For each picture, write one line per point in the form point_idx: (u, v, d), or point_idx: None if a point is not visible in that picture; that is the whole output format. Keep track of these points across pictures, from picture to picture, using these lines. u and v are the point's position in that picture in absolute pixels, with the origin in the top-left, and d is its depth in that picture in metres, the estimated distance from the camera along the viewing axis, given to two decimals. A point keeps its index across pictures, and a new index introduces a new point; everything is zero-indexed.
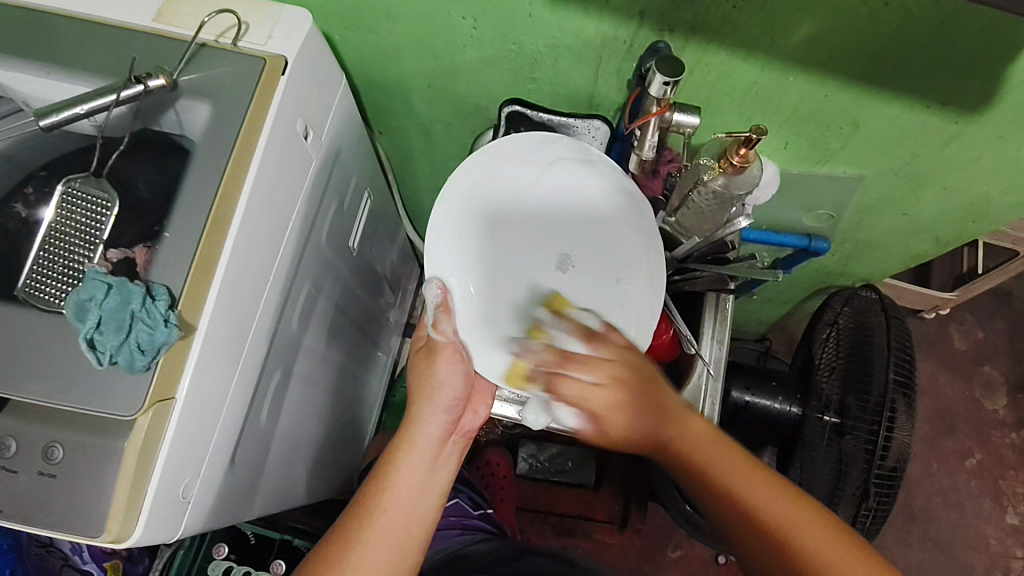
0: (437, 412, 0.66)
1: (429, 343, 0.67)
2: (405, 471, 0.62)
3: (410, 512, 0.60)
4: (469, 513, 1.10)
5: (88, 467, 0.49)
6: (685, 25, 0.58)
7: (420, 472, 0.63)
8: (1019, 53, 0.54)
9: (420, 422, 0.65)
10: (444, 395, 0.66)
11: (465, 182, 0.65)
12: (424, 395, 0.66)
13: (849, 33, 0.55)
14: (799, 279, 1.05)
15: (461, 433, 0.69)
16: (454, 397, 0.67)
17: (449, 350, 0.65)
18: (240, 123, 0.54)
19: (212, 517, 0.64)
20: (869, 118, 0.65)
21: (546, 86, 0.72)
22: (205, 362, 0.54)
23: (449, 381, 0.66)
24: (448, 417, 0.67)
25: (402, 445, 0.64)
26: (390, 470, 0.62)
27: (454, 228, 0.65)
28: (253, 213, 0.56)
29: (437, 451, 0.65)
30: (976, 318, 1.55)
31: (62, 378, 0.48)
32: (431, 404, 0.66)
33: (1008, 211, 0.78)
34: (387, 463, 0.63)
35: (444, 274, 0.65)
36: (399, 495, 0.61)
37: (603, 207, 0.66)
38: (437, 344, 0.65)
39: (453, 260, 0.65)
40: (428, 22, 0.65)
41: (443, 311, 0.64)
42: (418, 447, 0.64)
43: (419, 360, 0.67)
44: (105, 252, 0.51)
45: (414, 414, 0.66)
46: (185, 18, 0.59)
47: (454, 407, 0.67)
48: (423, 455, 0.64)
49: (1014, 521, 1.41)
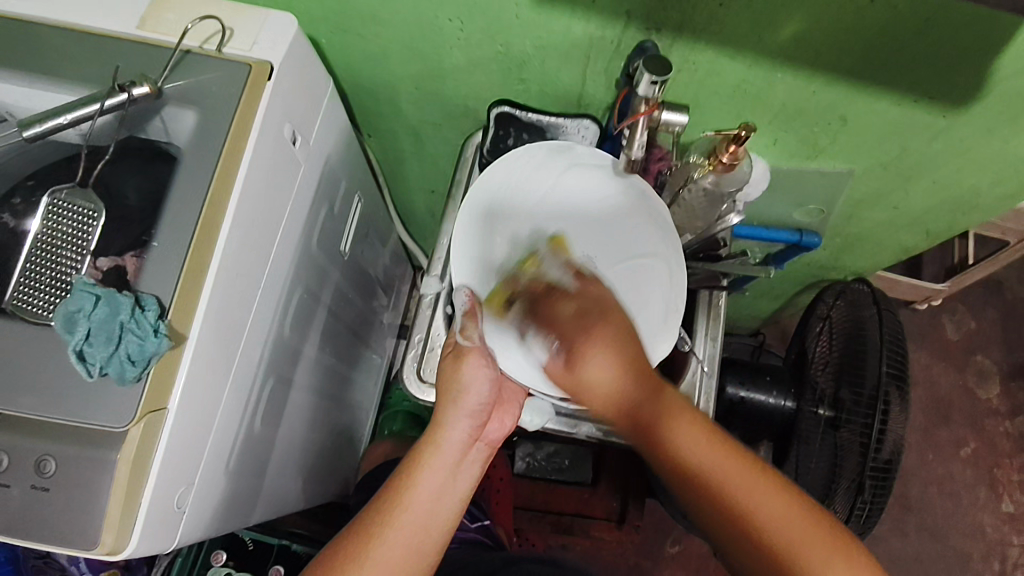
0: (462, 417, 0.65)
1: (455, 347, 0.67)
2: (428, 473, 0.62)
3: (429, 516, 0.60)
4: (467, 526, 1.05)
5: (81, 479, 0.48)
6: (672, 24, 0.58)
7: (442, 475, 0.62)
8: (1005, 47, 0.54)
9: (445, 426, 0.64)
10: (471, 399, 0.65)
11: (484, 193, 0.67)
12: (449, 401, 0.65)
13: (834, 30, 0.56)
14: (791, 273, 1.05)
15: (486, 441, 0.67)
16: (479, 402, 0.65)
17: (475, 355, 0.65)
18: (226, 130, 0.54)
19: (208, 527, 0.64)
20: (857, 113, 0.66)
21: (535, 87, 0.71)
22: (196, 370, 0.53)
23: (474, 385, 0.65)
24: (473, 422, 0.65)
25: (427, 447, 0.63)
26: (415, 469, 0.62)
27: (478, 237, 0.66)
28: (242, 219, 0.56)
29: (461, 456, 0.64)
30: (968, 308, 1.55)
31: (53, 390, 0.48)
32: (455, 408, 0.65)
33: (996, 202, 0.79)
34: (413, 462, 0.62)
35: (471, 281, 0.66)
36: (421, 497, 0.60)
37: (619, 216, 0.68)
38: (464, 349, 0.65)
39: (480, 269, 0.66)
40: (414, 25, 0.65)
41: (470, 318, 0.65)
42: (443, 449, 0.63)
43: (445, 365, 0.67)
44: (93, 261, 0.51)
45: (440, 417, 0.65)
46: (169, 25, 0.58)
47: (481, 413, 0.66)
48: (447, 460, 0.63)
49: (1009, 509, 1.42)
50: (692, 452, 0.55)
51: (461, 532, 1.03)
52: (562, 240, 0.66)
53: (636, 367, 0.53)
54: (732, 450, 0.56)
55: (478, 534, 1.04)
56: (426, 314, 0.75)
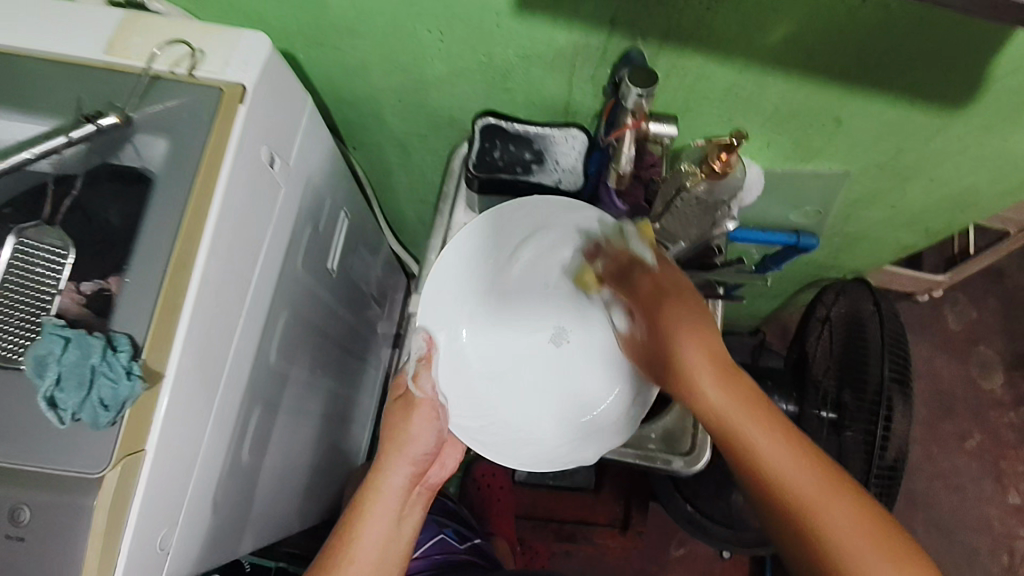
0: (404, 464, 0.65)
1: (406, 395, 0.68)
2: (374, 521, 0.62)
3: (379, 563, 0.61)
4: (456, 549, 1.03)
5: (57, 530, 0.46)
6: (659, 30, 0.56)
7: (388, 523, 0.63)
8: (1004, 46, 0.52)
9: (386, 471, 0.64)
10: (416, 448, 0.66)
11: (475, 235, 0.68)
12: (393, 446, 0.65)
13: (824, 33, 0.54)
14: (790, 273, 1.04)
15: (427, 486, 0.68)
16: (423, 451, 0.66)
17: (426, 407, 0.67)
18: (199, 157, 0.52)
19: (197, 564, 0.62)
20: (853, 115, 0.64)
21: (521, 96, 0.69)
22: (175, 410, 0.52)
23: (420, 438, 0.66)
24: (415, 469, 0.66)
25: (368, 494, 0.63)
26: (359, 517, 0.62)
27: (456, 281, 0.69)
28: (220, 249, 0.54)
29: (404, 500, 0.64)
30: (969, 298, 1.54)
31: (27, 435, 0.46)
32: (399, 456, 0.65)
33: (998, 199, 0.77)
34: (355, 508, 0.63)
35: (433, 326, 0.69)
36: (366, 545, 0.61)
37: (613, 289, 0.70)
38: (415, 398, 0.67)
39: (443, 315, 0.69)
40: (394, 38, 0.63)
41: (426, 365, 0.68)
42: (385, 495, 0.63)
43: (393, 413, 0.67)
44: (76, 286, 0.49)
45: (383, 462, 0.65)
46: (136, 49, 0.55)
47: (423, 461, 0.66)
48: (390, 505, 0.63)
49: (1016, 500, 1.41)
50: (716, 401, 0.56)
51: (451, 555, 1.01)
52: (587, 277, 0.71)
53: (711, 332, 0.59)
54: (771, 417, 0.54)
55: (466, 555, 1.03)
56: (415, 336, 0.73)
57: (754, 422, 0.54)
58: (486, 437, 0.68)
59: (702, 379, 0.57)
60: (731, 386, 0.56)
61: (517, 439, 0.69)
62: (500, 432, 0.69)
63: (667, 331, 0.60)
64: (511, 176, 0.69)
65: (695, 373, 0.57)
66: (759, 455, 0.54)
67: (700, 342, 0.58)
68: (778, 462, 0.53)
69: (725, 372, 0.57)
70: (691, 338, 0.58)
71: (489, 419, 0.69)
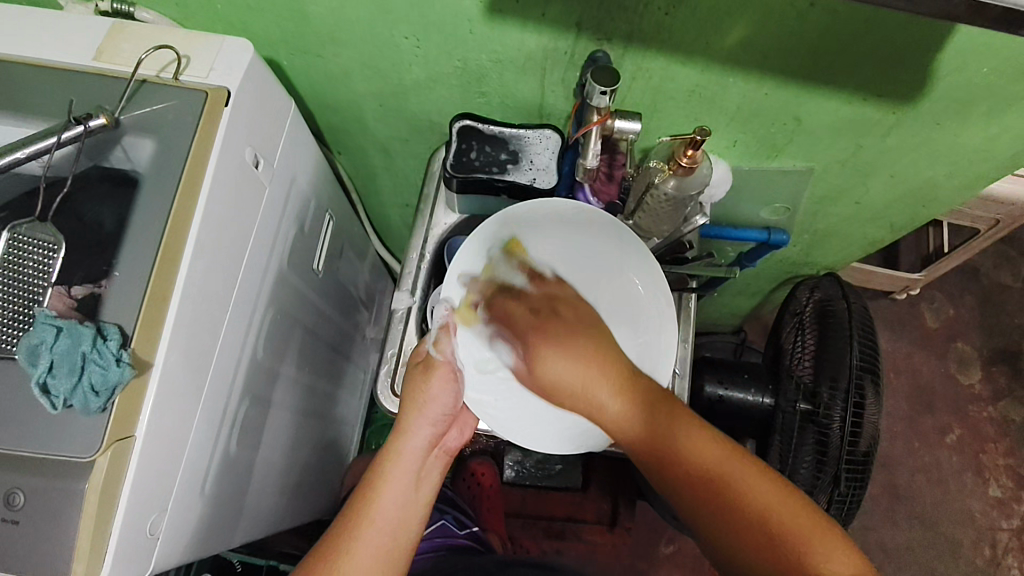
0: (424, 425, 0.67)
1: (426, 359, 0.70)
2: (393, 480, 0.63)
3: (400, 520, 0.62)
4: (455, 533, 1.08)
5: (49, 511, 0.48)
6: (622, 33, 0.59)
7: (407, 482, 0.64)
8: (945, 43, 0.56)
9: (406, 432, 0.66)
10: (436, 409, 0.67)
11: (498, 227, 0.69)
12: (413, 408, 0.67)
13: (776, 35, 0.57)
14: (764, 270, 1.07)
15: (444, 449, 0.69)
16: (442, 412, 0.68)
17: (445, 370, 0.69)
18: (184, 157, 0.54)
19: (186, 552, 0.64)
20: (811, 113, 0.67)
21: (496, 99, 0.72)
22: (164, 396, 0.54)
23: (440, 399, 0.68)
24: (434, 431, 0.67)
25: (387, 456, 0.65)
26: (378, 479, 0.63)
27: (471, 261, 0.71)
28: (207, 244, 0.57)
29: (422, 461, 0.66)
30: (946, 295, 1.57)
31: (23, 422, 0.48)
32: (420, 417, 0.66)
33: (955, 193, 0.80)
34: (373, 473, 0.64)
35: (452, 299, 0.71)
36: (387, 505, 0.62)
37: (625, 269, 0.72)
38: (435, 361, 0.69)
39: (460, 288, 0.71)
40: (373, 45, 0.66)
41: (447, 332, 0.70)
42: (403, 455, 0.65)
43: (414, 376, 0.69)
44: (69, 291, 0.51)
45: (402, 425, 0.66)
46: (125, 55, 0.59)
47: (442, 422, 0.68)
48: (410, 465, 0.65)
49: (997, 493, 1.43)
50: (677, 445, 0.57)
51: (451, 539, 1.06)
52: (516, 243, 0.70)
53: (622, 379, 0.62)
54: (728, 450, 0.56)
55: (467, 540, 1.07)
56: (398, 330, 0.76)
57: (690, 444, 0.57)
58: (496, 411, 0.70)
59: (661, 421, 0.58)
60: (672, 417, 0.59)
61: (527, 416, 0.70)
62: (513, 406, 0.70)
63: (545, 362, 0.64)
64: (487, 176, 0.71)
65: (658, 419, 0.58)
66: (705, 478, 0.55)
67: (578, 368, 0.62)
68: (746, 483, 0.54)
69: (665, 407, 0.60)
70: (620, 397, 0.61)
71: (507, 394, 0.70)
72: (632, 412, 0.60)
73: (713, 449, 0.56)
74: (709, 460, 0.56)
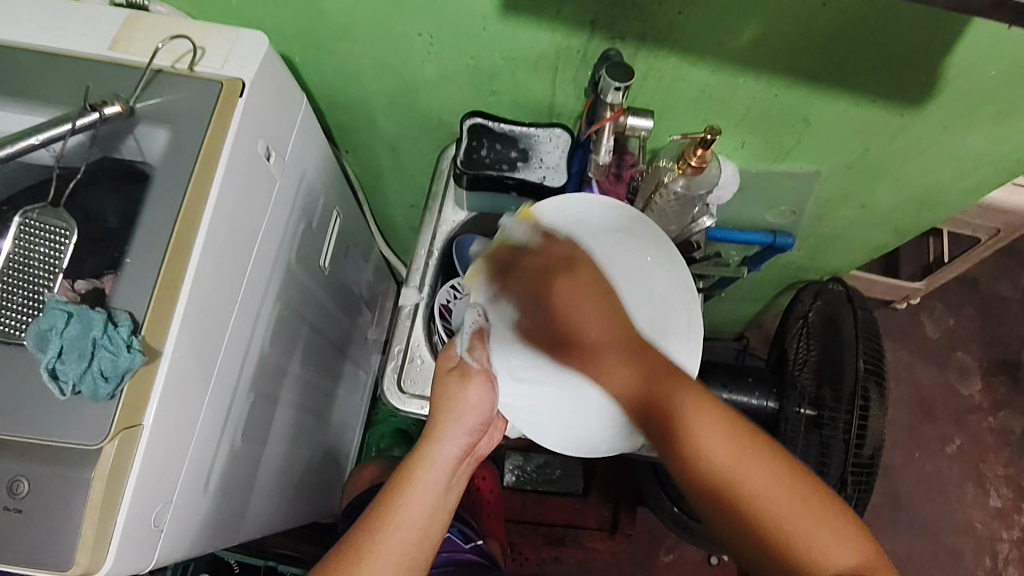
0: (460, 433, 0.65)
1: (461, 366, 0.67)
2: (420, 489, 0.62)
3: (424, 530, 0.61)
4: (462, 548, 1.06)
5: (55, 499, 0.47)
6: (635, 33, 0.59)
7: (436, 491, 0.62)
8: (954, 46, 0.56)
9: (440, 439, 0.64)
10: (470, 418, 0.66)
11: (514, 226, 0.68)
12: (448, 415, 0.65)
13: (786, 37, 0.57)
14: (769, 275, 1.07)
15: (475, 456, 0.68)
16: (478, 421, 0.66)
17: (481, 378, 0.67)
18: (198, 147, 0.54)
19: (186, 549, 0.63)
20: (820, 115, 0.68)
21: (506, 98, 0.73)
22: (169, 386, 0.53)
23: (478, 407, 0.66)
24: (470, 440, 0.66)
25: (418, 463, 0.63)
26: (407, 483, 0.62)
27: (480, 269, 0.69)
28: (217, 235, 0.57)
29: (453, 471, 0.64)
30: (946, 305, 1.58)
31: (31, 409, 0.48)
32: (456, 425, 0.65)
33: (960, 197, 0.80)
34: (403, 478, 0.62)
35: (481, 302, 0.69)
36: (413, 512, 0.60)
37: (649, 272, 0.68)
38: (470, 369, 0.67)
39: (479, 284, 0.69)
40: (386, 41, 0.66)
41: (480, 338, 0.67)
42: (436, 464, 0.63)
43: (448, 381, 0.67)
44: (71, 284, 0.50)
45: (436, 431, 0.65)
46: (139, 45, 0.59)
47: (477, 431, 0.66)
48: (440, 475, 0.63)
49: (997, 503, 1.43)
50: (702, 439, 0.57)
51: (457, 554, 1.05)
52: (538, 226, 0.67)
53: (647, 354, 0.61)
54: (763, 449, 0.57)
55: (473, 554, 1.06)
56: (404, 327, 0.76)
57: (718, 437, 0.57)
58: (531, 417, 0.67)
59: (684, 407, 0.59)
60: (702, 406, 0.59)
61: (562, 424, 0.67)
62: (547, 415, 0.67)
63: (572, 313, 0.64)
64: (497, 174, 0.71)
65: (677, 400, 0.59)
66: (726, 473, 0.56)
67: (588, 307, 0.63)
68: (757, 477, 0.56)
69: (689, 389, 0.59)
70: (623, 356, 0.62)
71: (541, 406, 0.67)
72: (638, 374, 0.61)
73: (743, 446, 0.57)
74: (716, 447, 0.57)
